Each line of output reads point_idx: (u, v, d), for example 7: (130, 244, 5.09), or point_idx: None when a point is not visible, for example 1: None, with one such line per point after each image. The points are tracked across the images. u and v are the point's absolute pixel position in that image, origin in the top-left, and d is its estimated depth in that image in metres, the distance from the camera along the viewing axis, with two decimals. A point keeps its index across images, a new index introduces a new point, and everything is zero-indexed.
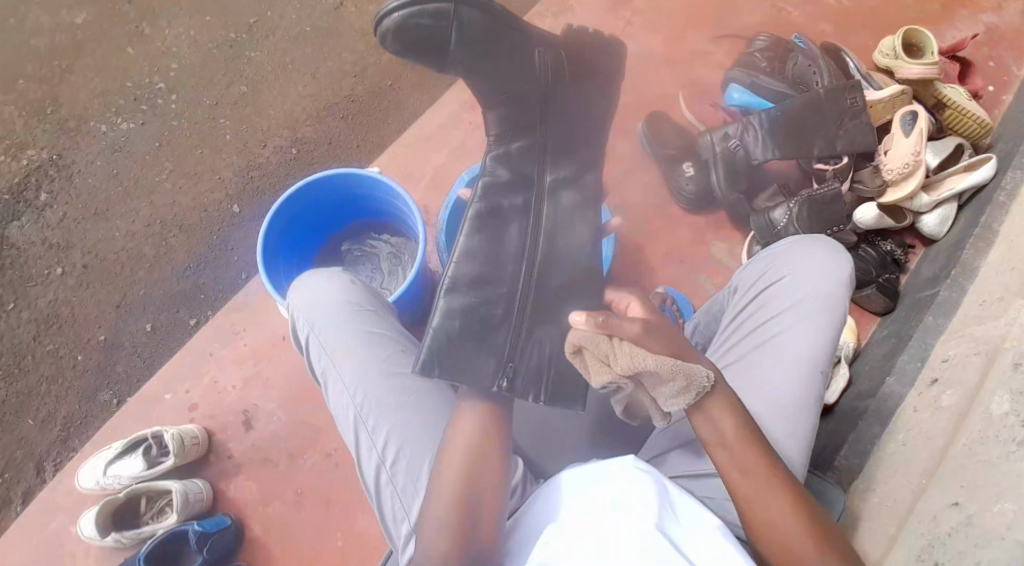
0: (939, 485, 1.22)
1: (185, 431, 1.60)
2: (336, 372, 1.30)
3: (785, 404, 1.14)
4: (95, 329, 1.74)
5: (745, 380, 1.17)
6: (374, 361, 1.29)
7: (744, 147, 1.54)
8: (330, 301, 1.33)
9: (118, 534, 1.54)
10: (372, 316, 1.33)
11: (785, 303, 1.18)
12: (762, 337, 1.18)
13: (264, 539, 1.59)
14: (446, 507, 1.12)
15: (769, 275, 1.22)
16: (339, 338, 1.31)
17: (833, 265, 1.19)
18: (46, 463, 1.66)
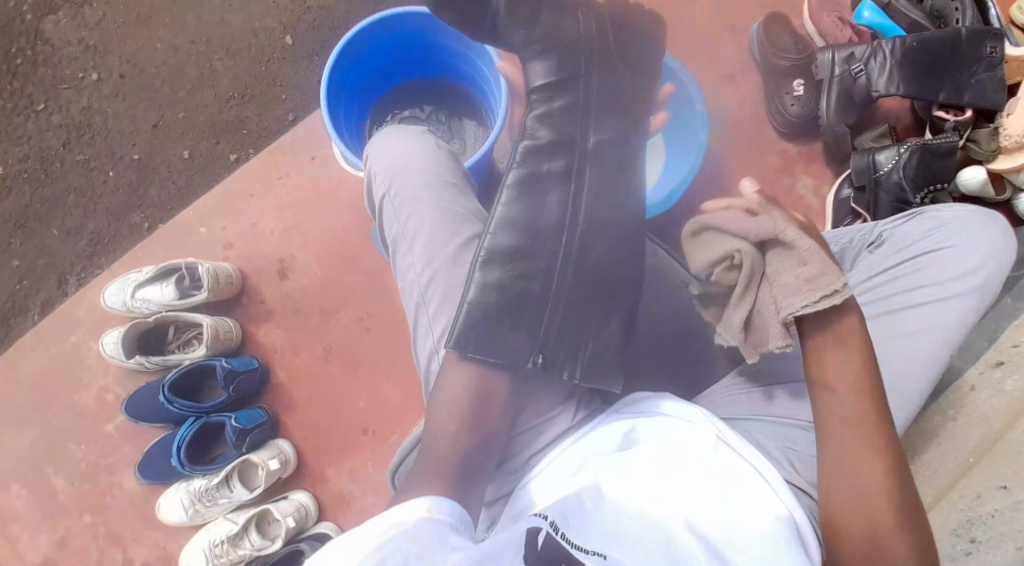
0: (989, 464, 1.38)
1: (220, 268, 1.57)
2: (404, 241, 1.30)
3: (917, 360, 1.22)
4: (129, 146, 1.66)
5: (883, 330, 1.24)
6: (443, 240, 1.28)
7: (866, 74, 1.52)
8: (409, 165, 1.33)
9: (144, 357, 1.52)
10: (450, 193, 1.32)
11: (943, 271, 1.25)
12: (909, 295, 1.25)
13: (288, 388, 1.61)
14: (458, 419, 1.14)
15: (930, 240, 1.29)
16: (414, 207, 1.30)
17: (996, 244, 1.27)
18: (69, 276, 1.61)
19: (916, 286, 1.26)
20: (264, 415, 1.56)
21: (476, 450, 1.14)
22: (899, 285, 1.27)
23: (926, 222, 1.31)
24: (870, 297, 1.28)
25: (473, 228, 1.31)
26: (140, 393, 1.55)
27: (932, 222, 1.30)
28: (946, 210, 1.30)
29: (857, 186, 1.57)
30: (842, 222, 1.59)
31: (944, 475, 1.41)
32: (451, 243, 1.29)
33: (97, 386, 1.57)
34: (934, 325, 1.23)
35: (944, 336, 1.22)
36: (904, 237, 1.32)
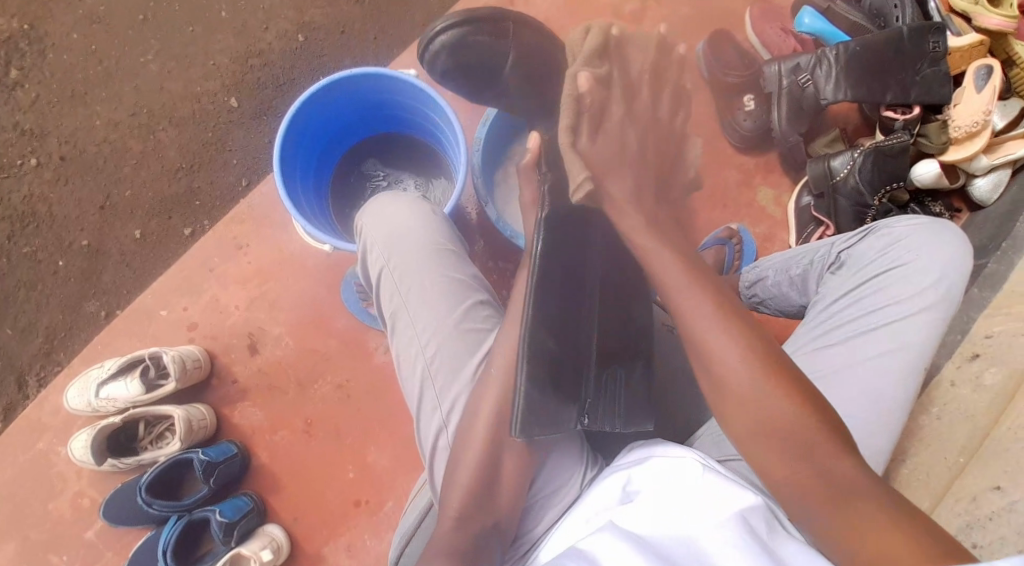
0: (980, 465, 1.30)
1: (186, 354, 1.50)
2: (408, 315, 1.20)
3: (890, 391, 1.18)
4: (77, 233, 1.58)
5: (853, 359, 1.20)
6: (451, 311, 1.20)
7: (814, 82, 1.50)
8: (407, 235, 1.23)
9: (117, 460, 1.48)
10: (452, 259, 1.23)
11: (910, 291, 1.22)
12: (878, 318, 1.21)
13: (270, 466, 1.54)
14: (470, 490, 1.09)
15: (894, 259, 1.25)
16: (416, 278, 1.21)
17: (957, 258, 1.23)
18: (29, 378, 1.55)
19: (878, 307, 1.22)
20: (249, 502, 1.49)
21: (491, 518, 1.09)
22: (861, 306, 1.23)
23: (881, 239, 1.28)
24: (835, 322, 1.24)
25: (479, 296, 1.23)
26: (115, 496, 1.48)
27: (887, 237, 1.27)
28: (900, 224, 1.27)
29: (817, 193, 1.54)
30: (805, 229, 1.57)
31: (939, 480, 1.33)
32: (458, 313, 1.20)
33: (71, 491, 1.51)
34: (901, 346, 1.19)
35: (912, 356, 1.19)
36: (860, 256, 1.28)
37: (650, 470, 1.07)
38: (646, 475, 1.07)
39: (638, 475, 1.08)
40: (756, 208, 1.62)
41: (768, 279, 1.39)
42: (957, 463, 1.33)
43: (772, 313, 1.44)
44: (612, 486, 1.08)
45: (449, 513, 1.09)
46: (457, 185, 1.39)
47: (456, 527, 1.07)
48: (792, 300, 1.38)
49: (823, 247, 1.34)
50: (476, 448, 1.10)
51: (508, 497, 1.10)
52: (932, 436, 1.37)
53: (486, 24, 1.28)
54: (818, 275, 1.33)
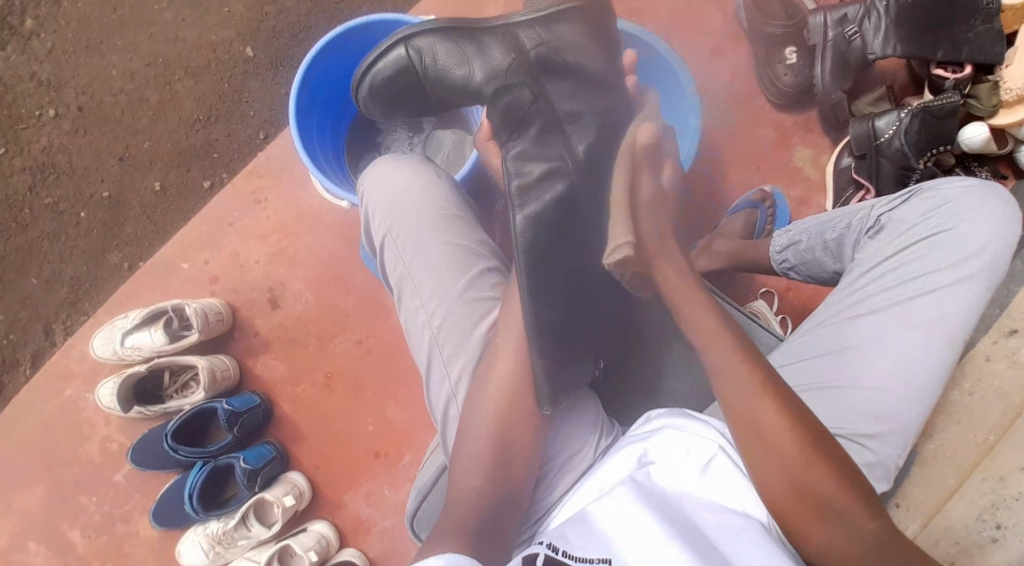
0: (1011, 445, 1.32)
1: (208, 307, 1.52)
2: (413, 284, 1.20)
3: (929, 362, 1.13)
4: (98, 184, 1.58)
5: (891, 328, 1.15)
6: (456, 279, 1.19)
7: (862, 35, 1.41)
8: (411, 200, 1.23)
9: (143, 407, 1.52)
10: (456, 226, 1.23)
11: (953, 258, 1.17)
12: (919, 286, 1.17)
13: (293, 420, 1.57)
14: (482, 465, 1.07)
15: (937, 224, 1.20)
16: (420, 246, 1.21)
17: (1005, 224, 1.18)
18: (56, 325, 1.58)
19: (918, 275, 1.17)
20: (272, 450, 1.53)
21: (506, 488, 1.08)
22: (901, 274, 1.19)
23: (924, 202, 1.23)
24: (873, 289, 1.19)
25: (485, 265, 1.22)
26: (141, 441, 1.54)
27: (930, 201, 1.22)
28: (944, 187, 1.22)
29: (858, 154, 1.48)
30: (841, 193, 1.51)
31: (966, 453, 1.34)
32: (464, 281, 1.19)
33: (99, 437, 1.57)
34: (940, 316, 1.15)
35: (953, 326, 1.14)
36: (901, 221, 1.23)
37: (667, 444, 1.03)
38: (664, 448, 1.03)
39: (654, 448, 1.03)
40: (791, 169, 1.56)
41: (801, 244, 1.34)
42: (987, 441, 1.33)
43: (802, 279, 1.39)
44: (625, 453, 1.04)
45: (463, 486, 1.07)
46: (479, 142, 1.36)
47: (471, 498, 1.06)
48: (825, 266, 1.33)
49: (862, 212, 1.29)
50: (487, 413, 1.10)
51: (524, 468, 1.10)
52: (964, 413, 1.35)
53: (394, 54, 1.22)
54: (855, 240, 1.28)
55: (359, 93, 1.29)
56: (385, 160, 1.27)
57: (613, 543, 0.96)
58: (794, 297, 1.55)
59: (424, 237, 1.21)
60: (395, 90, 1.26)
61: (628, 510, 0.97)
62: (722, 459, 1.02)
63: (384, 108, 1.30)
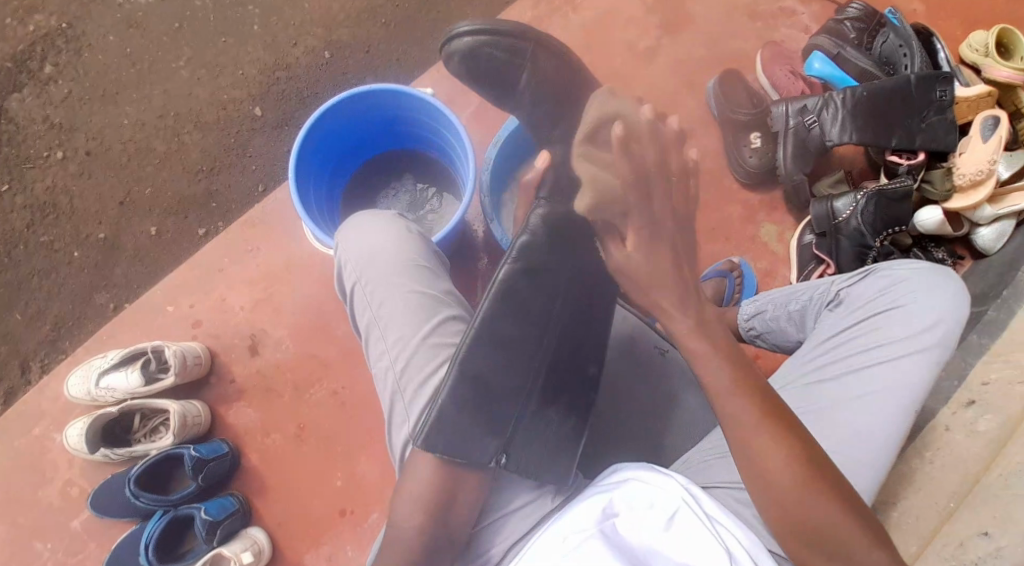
0: (971, 509, 1.32)
1: (187, 350, 1.53)
2: (379, 330, 1.20)
3: (879, 429, 1.19)
4: (95, 226, 1.62)
5: (846, 392, 1.21)
6: (420, 327, 1.18)
7: (821, 124, 1.53)
8: (382, 248, 1.23)
9: (109, 450, 1.49)
10: (425, 275, 1.22)
11: (906, 331, 1.24)
12: (872, 356, 1.23)
13: (260, 470, 1.55)
14: (424, 508, 1.09)
15: (891, 300, 1.28)
16: (387, 293, 1.20)
17: (954, 305, 1.25)
18: (33, 363, 1.59)
19: (874, 345, 1.24)
20: (235, 503, 1.50)
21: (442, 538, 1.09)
22: (858, 343, 1.25)
23: (881, 279, 1.31)
24: (831, 354, 1.26)
25: (452, 315, 1.21)
26: (105, 487, 1.49)
27: (886, 279, 1.30)
28: (899, 267, 1.30)
29: (820, 232, 1.56)
30: (806, 267, 1.58)
31: (927, 523, 1.33)
32: (429, 330, 1.19)
33: (60, 481, 1.53)
34: (894, 385, 1.21)
35: (905, 396, 1.20)
36: (859, 295, 1.31)
37: (631, 496, 1.10)
38: (629, 500, 1.10)
39: (619, 499, 1.10)
40: (759, 245, 1.63)
41: (767, 313, 1.41)
42: (947, 508, 1.33)
43: (767, 348, 1.46)
44: (591, 506, 1.09)
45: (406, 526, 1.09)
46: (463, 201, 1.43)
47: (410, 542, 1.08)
48: (789, 336, 1.40)
49: (824, 286, 1.37)
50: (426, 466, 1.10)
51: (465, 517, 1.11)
52: (926, 480, 1.35)
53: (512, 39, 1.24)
54: (817, 312, 1.36)
55: (450, 41, 1.25)
56: (360, 212, 1.27)
57: None
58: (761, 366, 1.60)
59: (391, 285, 1.20)
60: (483, 62, 1.25)
61: (599, 563, 1.04)
62: (684, 511, 1.08)
63: (456, 73, 1.27)
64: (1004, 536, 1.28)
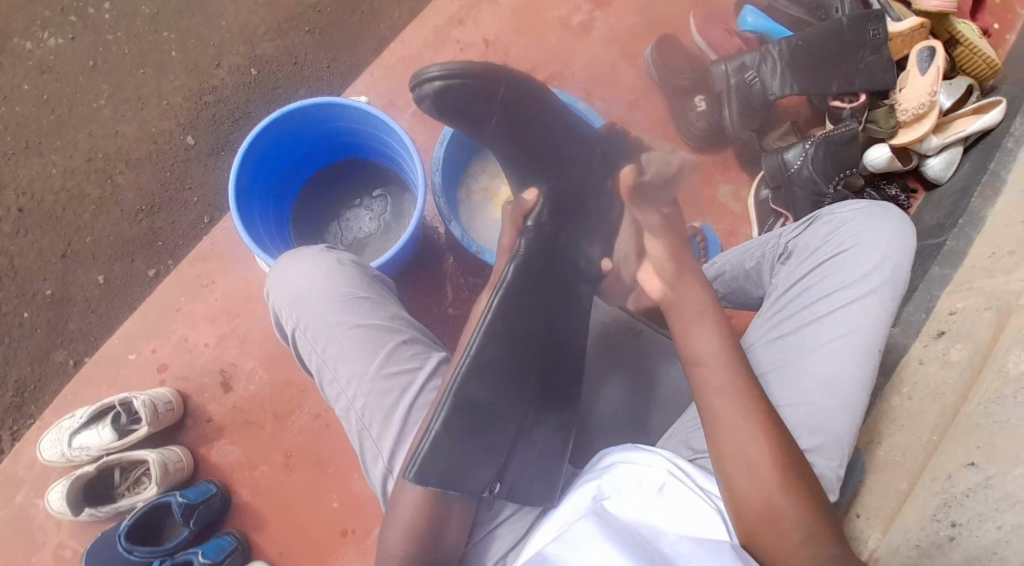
0: (951, 442, 1.32)
1: (158, 398, 1.50)
2: (330, 370, 1.23)
3: (841, 380, 1.18)
4: (40, 282, 1.58)
5: (802, 349, 1.20)
6: (369, 358, 1.21)
7: (761, 79, 1.54)
8: (311, 291, 1.25)
9: (94, 509, 1.48)
10: (363, 308, 1.24)
11: (854, 276, 1.22)
12: (825, 306, 1.22)
13: (253, 504, 1.54)
14: (411, 540, 1.07)
15: (835, 244, 1.26)
16: (329, 335, 1.23)
17: (898, 241, 1.24)
18: (3, 431, 1.55)
19: (826, 293, 1.22)
20: (233, 541, 1.49)
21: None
22: (811, 294, 1.24)
23: (825, 225, 1.29)
24: (787, 311, 1.25)
25: (401, 337, 1.23)
26: (95, 545, 1.48)
27: (829, 223, 1.28)
28: (840, 209, 1.28)
29: (774, 185, 1.56)
30: (766, 222, 1.59)
31: (915, 458, 1.34)
32: (378, 358, 1.21)
33: (51, 544, 1.50)
34: (853, 328, 1.19)
35: (862, 339, 1.19)
36: (806, 245, 1.29)
37: (620, 479, 1.07)
38: (618, 482, 1.07)
39: (609, 485, 1.07)
40: (716, 206, 1.63)
41: (726, 274, 1.41)
42: (930, 442, 1.34)
43: (734, 308, 1.46)
44: (581, 496, 1.07)
45: (394, 554, 1.08)
46: (416, 208, 1.41)
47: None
48: (751, 293, 1.39)
49: (773, 240, 1.35)
50: (408, 500, 1.08)
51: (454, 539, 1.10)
52: (906, 417, 1.38)
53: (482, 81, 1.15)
54: (770, 268, 1.35)
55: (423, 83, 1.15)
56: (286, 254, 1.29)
57: None
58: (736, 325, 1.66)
59: (331, 329, 1.22)
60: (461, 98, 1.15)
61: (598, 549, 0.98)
62: (671, 484, 1.05)
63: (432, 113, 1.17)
64: (990, 466, 1.27)
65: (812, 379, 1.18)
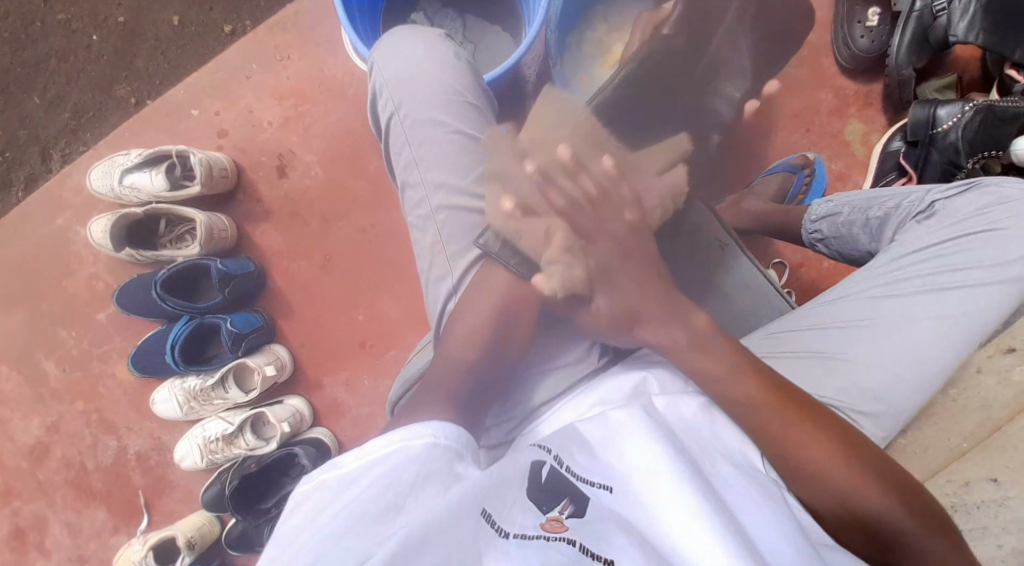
0: (985, 454, 1.36)
1: (214, 160, 1.46)
2: (418, 170, 1.21)
3: (931, 360, 1.11)
4: (115, 9, 1.51)
5: (906, 312, 1.13)
6: (460, 169, 1.19)
7: (948, 14, 1.39)
8: (420, 81, 1.22)
9: (135, 251, 1.48)
10: (467, 116, 1.21)
11: (991, 260, 1.14)
12: (948, 280, 1.14)
13: (283, 293, 1.55)
14: (468, 346, 1.08)
15: (985, 220, 1.17)
16: (427, 132, 1.21)
17: None
18: (53, 151, 1.54)
19: (954, 268, 1.14)
20: (260, 319, 1.52)
21: (470, 394, 1.07)
22: (937, 262, 1.16)
23: (981, 195, 1.19)
24: (904, 269, 1.16)
25: (494, 157, 1.20)
26: (130, 284, 1.52)
27: (988, 195, 1.18)
28: (1003, 185, 1.19)
29: (912, 139, 1.45)
30: (885, 176, 1.49)
31: (936, 457, 1.36)
32: (469, 172, 1.19)
33: (86, 274, 1.54)
34: (965, 310, 1.12)
35: (973, 324, 1.12)
36: (954, 211, 1.19)
37: (666, 381, 1.04)
38: (664, 384, 1.03)
39: (656, 383, 1.02)
40: (837, 140, 1.52)
41: (841, 216, 1.31)
42: (959, 446, 1.37)
43: (828, 255, 1.36)
44: (624, 380, 1.04)
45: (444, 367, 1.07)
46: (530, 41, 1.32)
47: (447, 381, 1.06)
48: (860, 243, 1.29)
49: (913, 193, 1.25)
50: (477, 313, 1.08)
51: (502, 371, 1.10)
52: (947, 417, 1.37)
53: None
54: (900, 221, 1.24)
55: None
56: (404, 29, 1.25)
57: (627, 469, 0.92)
58: (805, 272, 1.53)
59: (429, 127, 1.20)
60: None
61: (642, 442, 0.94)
62: (718, 403, 1.02)
63: None
64: (1012, 488, 1.34)
65: (903, 347, 1.11)
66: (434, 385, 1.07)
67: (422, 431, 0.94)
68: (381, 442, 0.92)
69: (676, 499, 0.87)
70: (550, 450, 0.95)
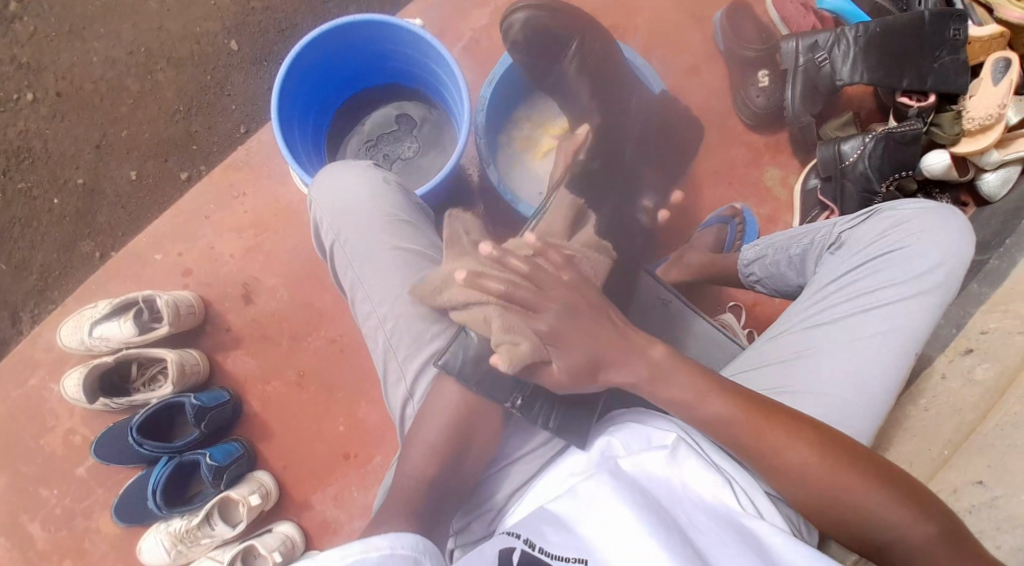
0: (962, 459, 1.30)
1: (180, 299, 1.52)
2: (364, 290, 1.23)
3: (872, 381, 1.15)
4: (73, 170, 1.60)
5: (839, 340, 1.17)
6: (406, 284, 1.21)
7: (831, 62, 1.52)
8: (354, 209, 1.25)
9: (109, 400, 1.49)
10: (405, 233, 1.24)
11: (905, 276, 1.19)
12: (870, 302, 1.18)
13: (262, 416, 1.56)
14: (437, 457, 1.09)
15: (891, 241, 1.22)
16: (369, 255, 1.23)
17: (955, 247, 1.20)
18: (23, 313, 1.59)
19: (874, 290, 1.19)
20: (240, 448, 1.52)
21: (443, 495, 1.09)
22: (857, 288, 1.20)
23: (883, 221, 1.25)
24: (829, 300, 1.21)
25: (437, 268, 1.23)
26: (106, 437, 1.51)
27: (889, 219, 1.24)
28: (902, 208, 1.25)
29: (825, 176, 1.56)
30: (810, 212, 1.59)
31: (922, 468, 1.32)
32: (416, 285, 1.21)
33: (62, 428, 1.55)
34: (893, 329, 1.16)
35: (905, 340, 1.16)
36: (861, 237, 1.25)
37: (632, 438, 1.08)
38: (629, 443, 1.08)
39: (621, 444, 1.06)
40: (761, 187, 1.64)
41: (768, 257, 1.36)
42: (941, 455, 1.32)
43: (767, 293, 1.42)
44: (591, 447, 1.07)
45: (415, 474, 1.09)
46: (459, 145, 1.39)
47: (413, 492, 1.08)
48: (789, 280, 1.35)
49: (825, 228, 1.31)
50: (439, 426, 1.10)
51: (475, 464, 1.11)
52: (920, 428, 1.35)
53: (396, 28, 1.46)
54: (817, 256, 1.30)
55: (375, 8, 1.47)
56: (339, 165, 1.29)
57: (591, 541, 0.97)
58: (760, 311, 1.61)
59: (371, 252, 1.22)
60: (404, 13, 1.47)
61: (608, 506, 0.99)
62: (684, 451, 1.04)
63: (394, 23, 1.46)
64: (998, 486, 1.25)
65: (842, 374, 1.15)
66: (409, 492, 1.08)
67: (380, 543, 0.95)
68: (338, 552, 0.92)
69: (654, 564, 0.93)
70: (519, 533, 0.99)
